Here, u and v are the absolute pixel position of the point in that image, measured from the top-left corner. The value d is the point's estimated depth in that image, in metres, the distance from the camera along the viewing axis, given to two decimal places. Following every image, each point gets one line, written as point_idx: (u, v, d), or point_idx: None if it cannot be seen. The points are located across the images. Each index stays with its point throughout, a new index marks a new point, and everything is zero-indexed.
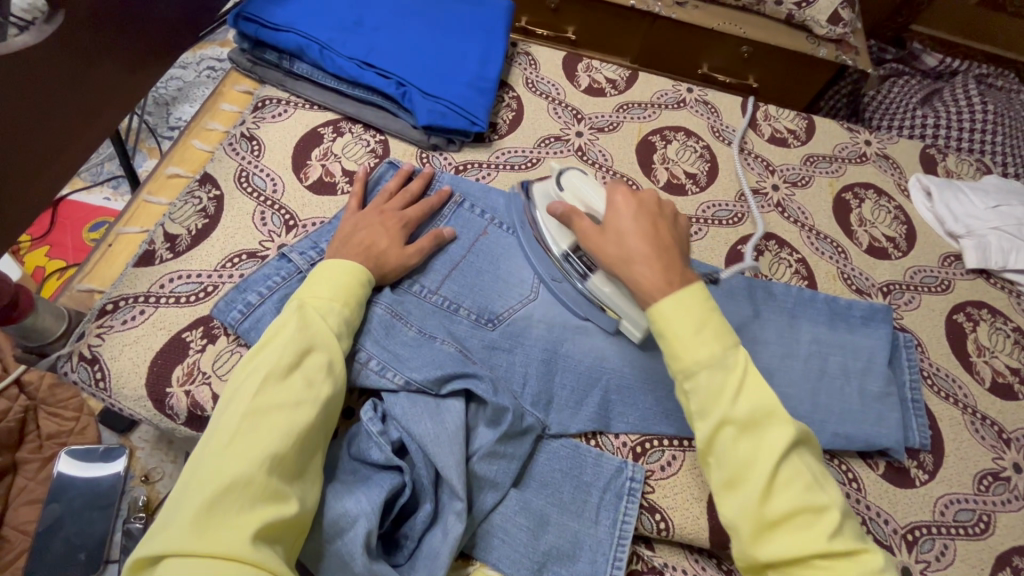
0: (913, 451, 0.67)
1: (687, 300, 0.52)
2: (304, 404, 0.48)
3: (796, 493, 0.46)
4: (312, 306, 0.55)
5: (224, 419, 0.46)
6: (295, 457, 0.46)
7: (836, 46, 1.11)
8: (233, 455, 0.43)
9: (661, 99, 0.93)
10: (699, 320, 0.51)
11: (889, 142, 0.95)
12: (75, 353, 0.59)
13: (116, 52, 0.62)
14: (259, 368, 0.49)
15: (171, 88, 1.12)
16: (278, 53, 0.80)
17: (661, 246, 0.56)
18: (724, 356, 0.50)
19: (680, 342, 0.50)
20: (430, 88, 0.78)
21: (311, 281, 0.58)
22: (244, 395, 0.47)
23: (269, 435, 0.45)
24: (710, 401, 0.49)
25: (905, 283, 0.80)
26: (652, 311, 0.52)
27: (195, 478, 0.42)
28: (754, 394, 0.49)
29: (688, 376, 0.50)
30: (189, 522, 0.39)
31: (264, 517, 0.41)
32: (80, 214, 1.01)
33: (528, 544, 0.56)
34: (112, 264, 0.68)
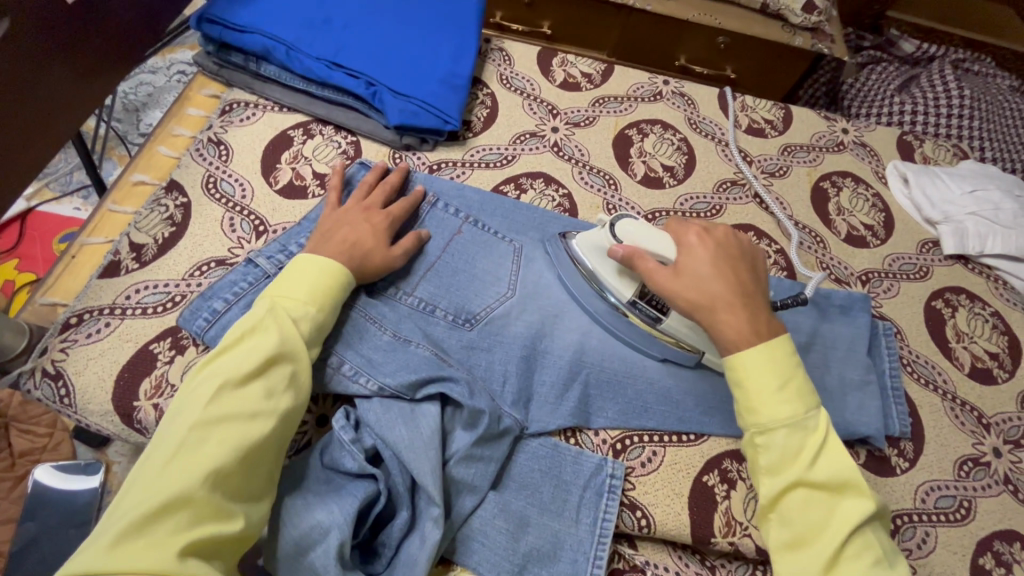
0: (894, 440, 0.67)
1: (770, 354, 0.53)
2: (260, 415, 0.47)
3: (859, 566, 0.47)
4: (286, 307, 0.53)
5: (175, 426, 0.45)
6: (245, 470, 0.45)
7: (812, 35, 1.11)
8: (178, 468, 0.42)
9: (638, 92, 0.92)
10: (782, 380, 0.52)
11: (866, 129, 0.95)
12: (38, 369, 0.58)
13: (69, 56, 0.60)
14: (218, 374, 0.47)
15: (140, 94, 1.10)
16: (244, 55, 0.79)
17: (741, 297, 0.56)
18: (805, 418, 0.51)
19: (760, 398, 0.51)
20: (401, 87, 0.77)
21: (286, 279, 0.56)
22: (197, 402, 0.46)
23: (217, 448, 0.44)
24: (784, 461, 0.50)
25: (884, 270, 0.80)
26: (734, 359, 0.53)
27: (135, 488, 0.42)
28: (833, 463, 0.50)
29: (763, 431, 0.51)
30: (115, 536, 0.39)
31: (201, 533, 0.41)
32: (49, 225, 0.99)
33: (508, 547, 0.55)
34: (75, 275, 0.66)
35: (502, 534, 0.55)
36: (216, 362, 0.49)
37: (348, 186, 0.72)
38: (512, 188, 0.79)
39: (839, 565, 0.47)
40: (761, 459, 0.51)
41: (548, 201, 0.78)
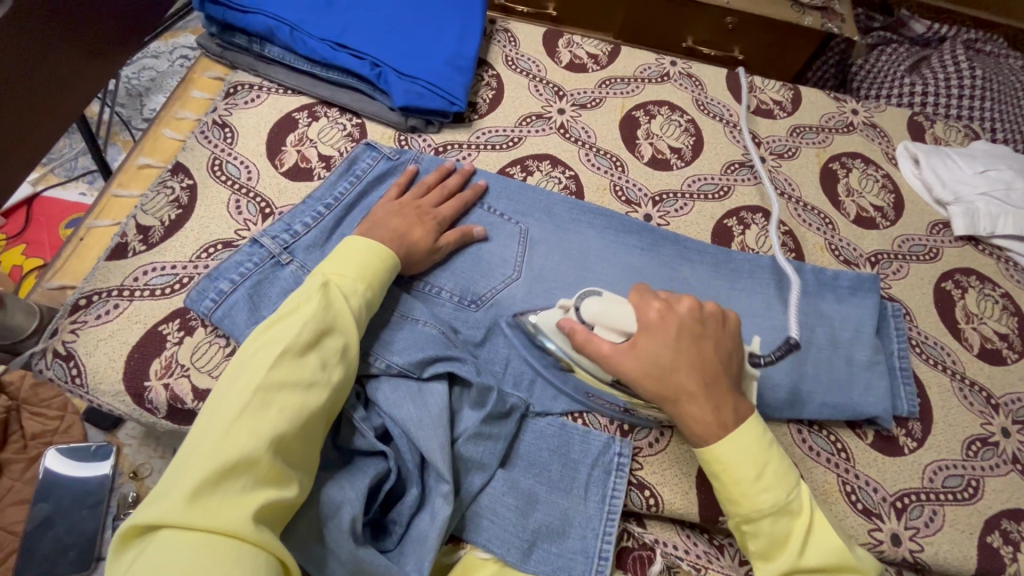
0: (901, 420, 0.67)
1: (742, 442, 0.52)
2: (317, 386, 0.47)
3: None
4: (338, 285, 0.53)
5: (234, 390, 0.44)
6: (301, 439, 0.45)
7: (821, 14, 1.09)
8: (241, 431, 0.41)
9: (645, 73, 0.91)
10: (758, 470, 0.51)
11: (876, 110, 0.94)
12: (49, 349, 0.58)
13: (74, 36, 0.60)
14: (276, 342, 0.47)
15: (144, 79, 1.09)
16: (248, 37, 0.78)
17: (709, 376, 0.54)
18: (788, 502, 0.51)
19: (741, 491, 0.51)
20: (406, 68, 0.76)
21: (334, 258, 0.56)
22: (257, 366, 0.45)
23: (281, 414, 0.44)
24: (773, 548, 0.51)
25: (893, 252, 0.79)
26: (707, 453, 0.52)
27: (198, 449, 0.41)
28: (823, 545, 0.50)
29: (749, 520, 0.51)
30: (188, 493, 0.38)
31: (265, 497, 0.41)
32: (56, 211, 0.99)
33: (517, 524, 0.55)
34: (84, 258, 0.66)
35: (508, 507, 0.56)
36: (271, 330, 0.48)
37: (351, 166, 0.71)
38: (519, 170, 0.78)
39: None
40: (751, 545, 0.52)
41: (555, 182, 0.78)
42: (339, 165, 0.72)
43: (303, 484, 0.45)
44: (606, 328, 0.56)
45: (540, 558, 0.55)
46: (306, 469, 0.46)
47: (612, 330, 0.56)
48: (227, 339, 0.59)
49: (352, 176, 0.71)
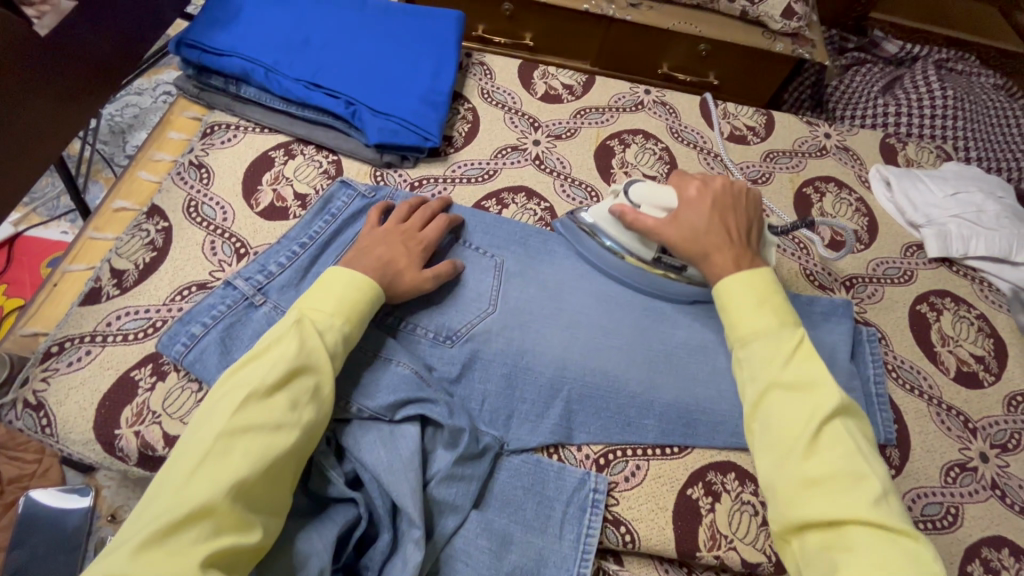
0: (879, 447, 0.67)
1: (752, 280, 0.58)
2: (285, 427, 0.46)
3: (855, 500, 0.44)
4: (312, 320, 0.53)
5: (201, 434, 0.44)
6: (266, 483, 0.44)
7: (791, 42, 1.10)
8: (201, 477, 0.42)
9: (619, 102, 0.93)
10: (758, 298, 0.56)
11: (848, 133, 0.95)
12: (19, 399, 0.58)
13: (48, 88, 0.61)
14: (245, 383, 0.47)
15: (127, 116, 1.10)
16: (224, 78, 0.79)
17: (756, 293, 0.57)
18: (779, 328, 0.54)
19: (738, 315, 0.56)
20: (380, 106, 0.77)
21: (314, 290, 0.56)
22: (224, 410, 0.45)
23: (243, 459, 0.43)
24: (759, 368, 0.52)
25: (868, 275, 0.80)
26: (720, 287, 0.58)
27: (159, 497, 0.41)
28: (803, 365, 0.51)
29: (744, 344, 0.55)
30: (139, 543, 0.38)
31: (222, 545, 0.40)
32: (37, 250, 0.99)
33: (491, 565, 0.55)
34: (58, 303, 0.66)
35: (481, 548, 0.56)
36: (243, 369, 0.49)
37: (327, 204, 0.72)
38: (494, 203, 0.79)
39: (819, 451, 0.47)
40: (743, 371, 0.54)
41: (530, 215, 0.78)
42: (315, 203, 0.72)
43: (267, 529, 0.44)
44: (651, 206, 0.65)
45: None
46: (272, 512, 0.45)
47: (653, 207, 0.65)
48: (199, 384, 0.59)
49: (327, 214, 0.71)
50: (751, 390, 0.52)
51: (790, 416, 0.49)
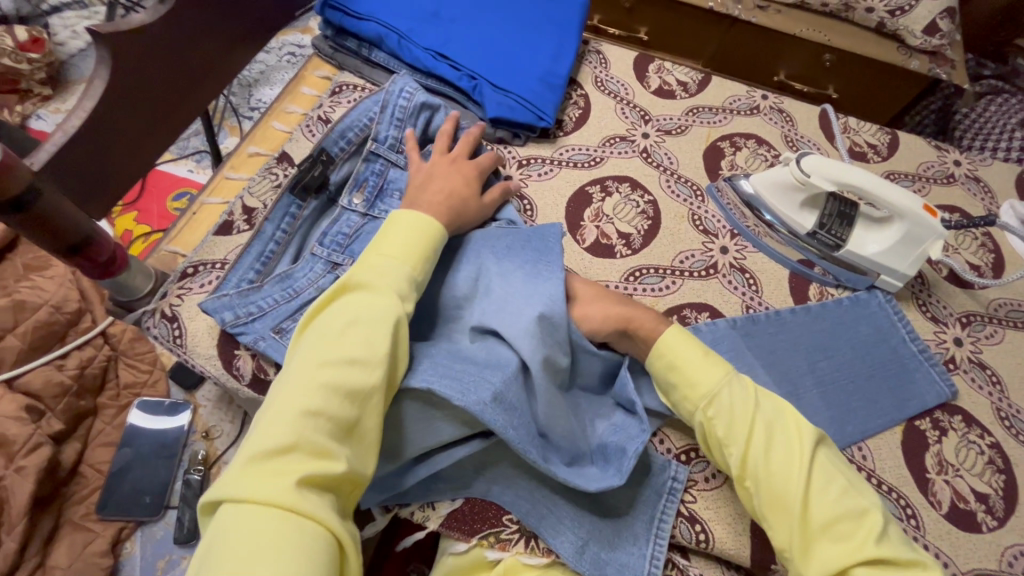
0: (982, 495, 0.62)
1: (696, 332, 0.56)
2: (358, 363, 0.46)
3: (867, 547, 0.45)
4: (380, 254, 0.53)
5: (296, 379, 0.45)
6: (346, 415, 0.44)
7: (930, 58, 1.05)
8: (280, 412, 0.43)
9: (734, 105, 0.91)
10: (702, 351, 0.55)
11: (980, 163, 0.89)
12: (158, 310, 0.63)
13: (226, 33, 0.65)
14: (326, 325, 0.48)
15: (254, 71, 1.18)
16: (359, 41, 0.84)
17: (700, 345, 0.56)
18: (728, 377, 0.54)
19: (693, 368, 0.54)
20: (501, 82, 0.79)
21: (383, 233, 0.55)
22: (323, 350, 0.46)
23: (330, 392, 0.44)
24: (734, 424, 0.51)
25: (988, 315, 0.75)
26: (658, 342, 0.56)
27: (270, 412, 0.44)
28: (767, 407, 0.52)
29: (709, 402, 0.53)
30: (248, 460, 0.41)
31: (306, 470, 0.41)
32: (166, 183, 1.09)
33: (570, 523, 0.56)
34: (195, 230, 0.73)
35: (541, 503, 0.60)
36: (323, 319, 0.49)
37: (389, 101, 0.70)
38: (598, 190, 0.79)
39: (813, 501, 0.47)
40: (716, 429, 0.52)
41: (633, 206, 0.78)
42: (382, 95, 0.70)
43: (354, 465, 0.44)
44: (821, 177, 0.67)
45: (590, 559, 0.55)
46: (363, 443, 0.46)
47: (827, 182, 0.67)
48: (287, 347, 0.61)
49: (395, 118, 0.69)
50: (736, 448, 0.50)
51: (784, 466, 0.49)
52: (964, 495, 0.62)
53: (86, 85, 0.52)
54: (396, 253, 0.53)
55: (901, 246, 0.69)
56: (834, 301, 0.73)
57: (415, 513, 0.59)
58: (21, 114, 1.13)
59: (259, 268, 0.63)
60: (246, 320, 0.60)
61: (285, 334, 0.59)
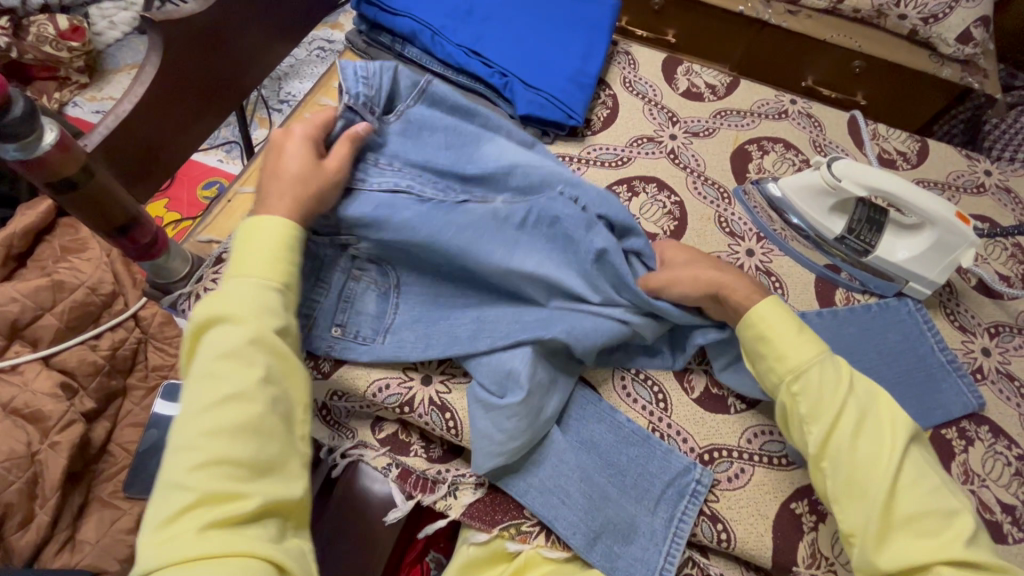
0: (1009, 507, 0.62)
1: (782, 302, 0.57)
2: (243, 394, 0.44)
3: (953, 548, 0.46)
4: (235, 277, 0.49)
5: (184, 430, 0.43)
6: (248, 450, 0.42)
7: (962, 67, 1.04)
8: (182, 469, 0.41)
9: (762, 108, 0.91)
10: (794, 325, 0.55)
11: (1011, 174, 0.88)
12: (193, 293, 0.65)
13: (270, 25, 0.67)
14: (200, 369, 0.45)
15: (284, 65, 1.20)
16: (392, 37, 0.85)
17: (794, 320, 0.56)
18: (825, 356, 0.54)
19: (785, 343, 0.54)
20: (532, 80, 0.80)
21: (239, 253, 0.50)
22: (206, 394, 0.44)
23: (224, 431, 0.42)
24: (821, 402, 0.52)
25: (1017, 326, 0.74)
26: (752, 314, 0.56)
27: (170, 470, 0.42)
28: (864, 392, 0.53)
29: (796, 377, 0.53)
30: (159, 525, 0.39)
31: (210, 516, 0.39)
32: (196, 172, 1.11)
33: (585, 518, 0.57)
34: (230, 217, 0.74)
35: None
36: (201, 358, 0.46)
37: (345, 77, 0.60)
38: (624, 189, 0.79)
39: (900, 495, 0.48)
40: (800, 407, 0.53)
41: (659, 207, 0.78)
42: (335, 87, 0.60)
43: (276, 488, 0.43)
44: (853, 182, 0.67)
45: (602, 553, 0.57)
46: (278, 470, 0.44)
47: (857, 188, 0.67)
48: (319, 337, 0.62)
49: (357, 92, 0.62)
50: (819, 428, 0.51)
51: (872, 456, 0.50)
52: (990, 505, 0.62)
53: (138, 70, 0.54)
54: (251, 265, 0.49)
55: (931, 253, 0.68)
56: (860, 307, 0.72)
57: (439, 502, 0.61)
58: (58, 101, 1.16)
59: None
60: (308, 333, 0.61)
61: (343, 330, 0.62)
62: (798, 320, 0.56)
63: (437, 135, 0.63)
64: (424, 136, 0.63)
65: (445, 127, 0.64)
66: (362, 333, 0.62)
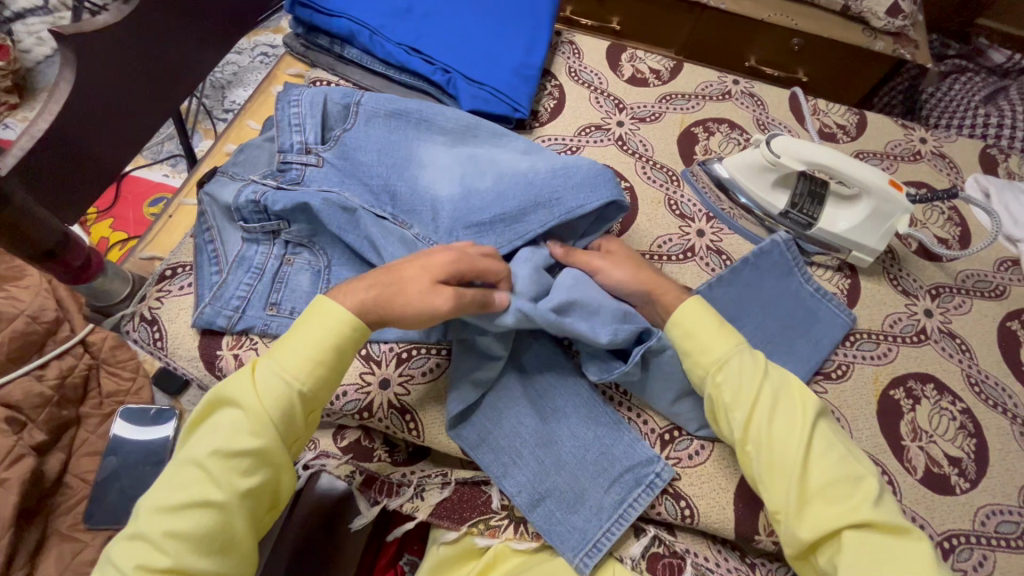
0: (955, 460, 0.65)
1: (702, 299, 0.60)
2: (234, 467, 0.47)
3: (860, 511, 0.49)
4: (273, 356, 0.52)
5: (181, 464, 0.48)
6: (219, 531, 0.46)
7: (894, 39, 1.07)
8: (165, 500, 0.46)
9: (706, 90, 0.92)
10: (713, 319, 0.58)
11: (945, 140, 0.92)
12: (137, 314, 0.63)
13: (195, 34, 0.65)
14: (216, 424, 0.49)
15: (227, 73, 1.17)
16: (330, 38, 0.84)
17: (714, 314, 0.59)
18: (740, 345, 0.57)
19: (701, 335, 0.57)
20: (475, 75, 0.80)
21: (294, 328, 0.53)
22: (205, 447, 0.48)
23: (201, 491, 0.46)
24: (741, 387, 0.54)
25: (957, 286, 0.77)
26: (673, 314, 0.59)
27: (156, 494, 0.47)
28: (775, 376, 0.55)
29: (718, 367, 0.56)
30: (139, 537, 0.45)
31: (171, 526, 0.45)
32: (141, 189, 1.07)
33: (535, 475, 0.58)
34: (172, 233, 0.72)
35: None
36: (218, 392, 0.51)
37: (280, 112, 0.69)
38: None
39: (813, 466, 0.51)
40: (724, 395, 0.55)
41: None
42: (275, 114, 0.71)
43: None
44: (790, 158, 0.69)
45: (542, 514, 0.58)
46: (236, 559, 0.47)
47: (796, 163, 0.69)
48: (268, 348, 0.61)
49: (293, 125, 0.69)
50: (739, 414, 0.54)
51: (786, 432, 0.52)
52: (938, 460, 0.64)
53: (51, 89, 0.52)
54: (282, 362, 0.51)
55: (870, 222, 0.71)
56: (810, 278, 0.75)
57: (406, 504, 0.62)
58: None
59: (216, 266, 0.63)
60: (241, 312, 0.61)
61: (278, 309, 0.61)
62: (717, 313, 0.59)
63: (370, 153, 0.68)
64: (354, 152, 0.68)
65: (374, 147, 0.68)
66: (299, 310, 0.61)
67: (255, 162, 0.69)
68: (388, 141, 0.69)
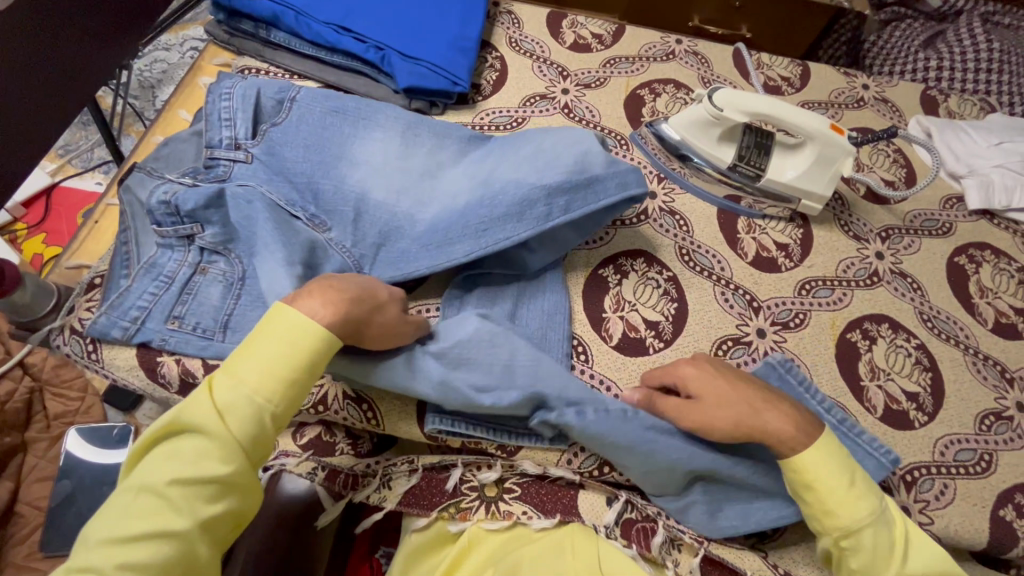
0: (913, 394, 0.66)
1: (829, 449, 0.51)
2: (200, 492, 0.41)
3: None
4: (236, 366, 0.45)
5: (132, 490, 0.41)
6: (184, 560, 0.40)
7: None
8: (116, 531, 0.39)
9: (649, 52, 0.91)
10: (845, 472, 0.50)
11: (887, 85, 0.92)
12: (67, 326, 0.59)
13: None
14: (178, 442, 0.43)
15: (155, 71, 1.11)
16: (254, 23, 0.79)
17: (846, 469, 0.50)
18: (881, 511, 0.49)
19: (837, 500, 0.49)
20: (410, 50, 0.77)
21: (257, 333, 0.47)
22: (160, 472, 0.41)
23: (162, 520, 0.40)
24: (876, 562, 0.48)
25: (905, 226, 0.78)
26: (793, 461, 0.51)
27: (99, 527, 0.40)
28: (917, 555, 0.49)
29: (848, 534, 0.49)
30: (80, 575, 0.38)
31: (125, 557, 0.38)
32: (75, 200, 1.02)
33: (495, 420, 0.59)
34: (100, 239, 0.69)
35: (499, 453, 0.61)
36: (176, 413, 0.43)
37: (212, 106, 0.66)
38: None
39: None
40: (851, 562, 0.49)
41: None
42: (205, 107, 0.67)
43: None
44: (734, 109, 0.68)
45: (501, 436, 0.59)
46: None
47: (740, 114, 0.68)
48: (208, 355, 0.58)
49: (224, 118, 0.66)
50: None
51: None
52: (896, 397, 0.65)
53: None
54: (249, 372, 0.45)
55: (816, 167, 0.71)
56: (762, 231, 0.75)
57: (373, 495, 0.61)
58: None
59: (125, 270, 0.60)
60: (139, 324, 0.58)
61: (181, 322, 0.58)
62: (848, 469, 0.50)
63: (298, 148, 0.65)
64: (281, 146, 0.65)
65: (304, 143, 0.65)
66: (203, 325, 0.58)
67: (180, 157, 0.66)
68: (319, 136, 0.66)
